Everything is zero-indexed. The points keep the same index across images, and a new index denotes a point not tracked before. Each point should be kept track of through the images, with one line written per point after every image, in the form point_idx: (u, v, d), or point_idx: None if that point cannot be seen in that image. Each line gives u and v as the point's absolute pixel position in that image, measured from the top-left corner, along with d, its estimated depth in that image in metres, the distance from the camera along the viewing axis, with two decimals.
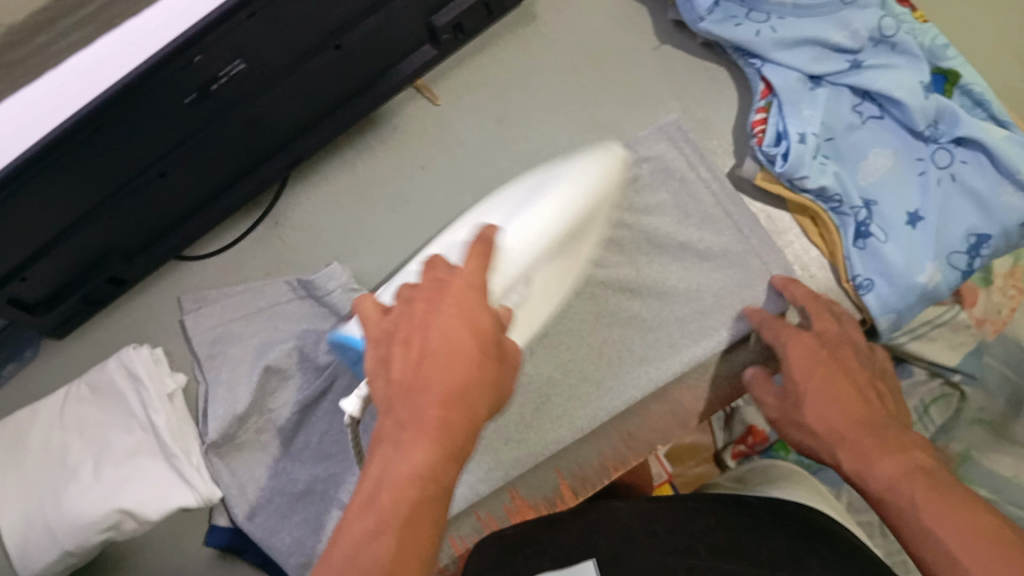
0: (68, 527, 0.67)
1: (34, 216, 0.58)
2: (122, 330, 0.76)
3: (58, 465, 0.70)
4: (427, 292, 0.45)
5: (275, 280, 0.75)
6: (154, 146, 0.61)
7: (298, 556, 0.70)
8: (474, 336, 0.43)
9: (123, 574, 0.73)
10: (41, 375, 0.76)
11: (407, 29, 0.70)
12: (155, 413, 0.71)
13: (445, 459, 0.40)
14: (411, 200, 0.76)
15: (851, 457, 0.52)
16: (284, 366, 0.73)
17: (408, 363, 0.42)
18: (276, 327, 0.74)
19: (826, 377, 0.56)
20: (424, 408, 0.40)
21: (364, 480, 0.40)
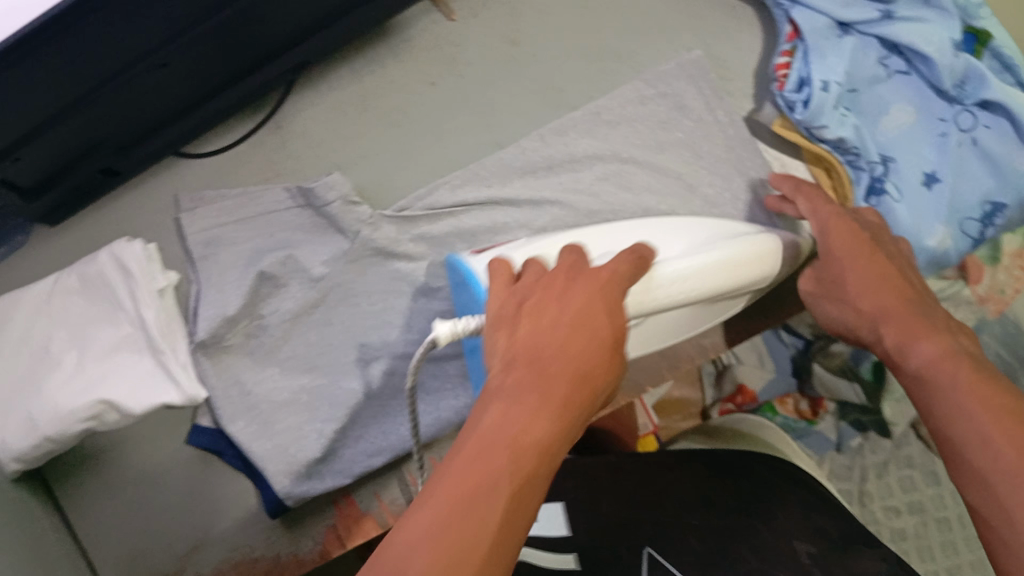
0: (49, 415, 0.66)
1: (28, 91, 0.57)
2: (114, 222, 0.75)
3: (41, 352, 0.69)
4: (569, 270, 0.47)
5: (273, 186, 0.74)
6: (156, 29, 0.59)
7: (278, 463, 0.69)
8: (606, 320, 0.45)
9: (105, 464, 0.74)
10: (29, 261, 0.74)
11: None
12: (145, 309, 0.70)
13: (567, 424, 0.40)
14: (419, 117, 0.75)
15: (893, 332, 0.51)
16: (277, 274, 0.72)
17: (538, 328, 0.43)
18: (272, 233, 0.73)
19: (876, 257, 0.55)
20: (550, 379, 0.40)
21: (472, 430, 0.38)
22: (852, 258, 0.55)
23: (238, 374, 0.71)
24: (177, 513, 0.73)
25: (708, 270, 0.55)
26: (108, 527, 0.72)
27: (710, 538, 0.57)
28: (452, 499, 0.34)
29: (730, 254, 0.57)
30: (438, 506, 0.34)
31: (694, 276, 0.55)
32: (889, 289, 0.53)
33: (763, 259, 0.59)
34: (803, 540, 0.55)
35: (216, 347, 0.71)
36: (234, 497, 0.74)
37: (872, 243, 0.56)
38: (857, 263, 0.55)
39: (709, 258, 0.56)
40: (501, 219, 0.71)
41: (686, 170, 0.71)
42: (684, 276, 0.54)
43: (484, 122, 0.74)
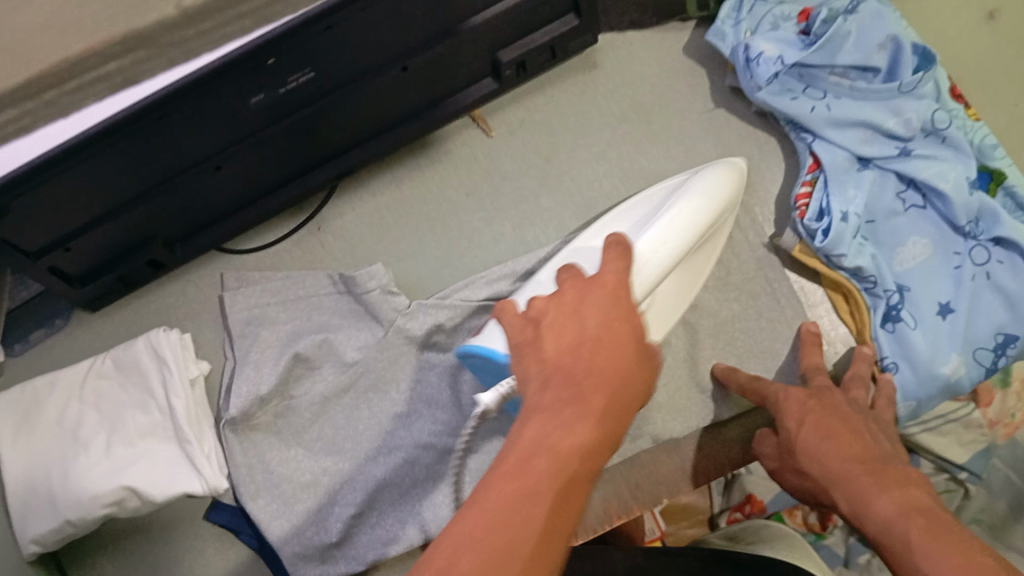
0: (72, 500, 0.69)
1: (87, 189, 0.60)
2: (152, 310, 0.77)
3: (72, 436, 0.72)
4: (576, 284, 0.44)
5: (317, 271, 0.77)
6: (214, 139, 0.63)
7: (293, 546, 0.71)
8: (629, 325, 0.42)
9: (117, 553, 0.74)
10: (67, 344, 0.77)
11: (472, 60, 0.72)
12: (175, 399, 0.72)
13: (608, 433, 0.38)
14: (453, 224, 0.78)
15: (847, 495, 0.52)
16: (311, 356, 0.75)
17: (561, 343, 0.40)
18: (310, 317, 0.76)
19: (819, 425, 0.59)
20: (589, 387, 0.38)
21: (514, 447, 0.37)
22: (804, 432, 0.59)
23: (262, 462, 0.73)
24: None
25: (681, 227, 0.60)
26: None
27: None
28: (509, 524, 0.34)
29: (707, 189, 0.63)
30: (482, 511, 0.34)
31: (676, 241, 0.59)
32: (836, 453, 0.55)
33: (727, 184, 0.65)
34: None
35: (244, 430, 0.73)
36: None
37: (815, 413, 0.60)
38: (806, 434, 0.59)
39: (682, 215, 0.60)
40: None
41: (711, 287, 0.74)
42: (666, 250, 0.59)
43: (514, 232, 0.78)
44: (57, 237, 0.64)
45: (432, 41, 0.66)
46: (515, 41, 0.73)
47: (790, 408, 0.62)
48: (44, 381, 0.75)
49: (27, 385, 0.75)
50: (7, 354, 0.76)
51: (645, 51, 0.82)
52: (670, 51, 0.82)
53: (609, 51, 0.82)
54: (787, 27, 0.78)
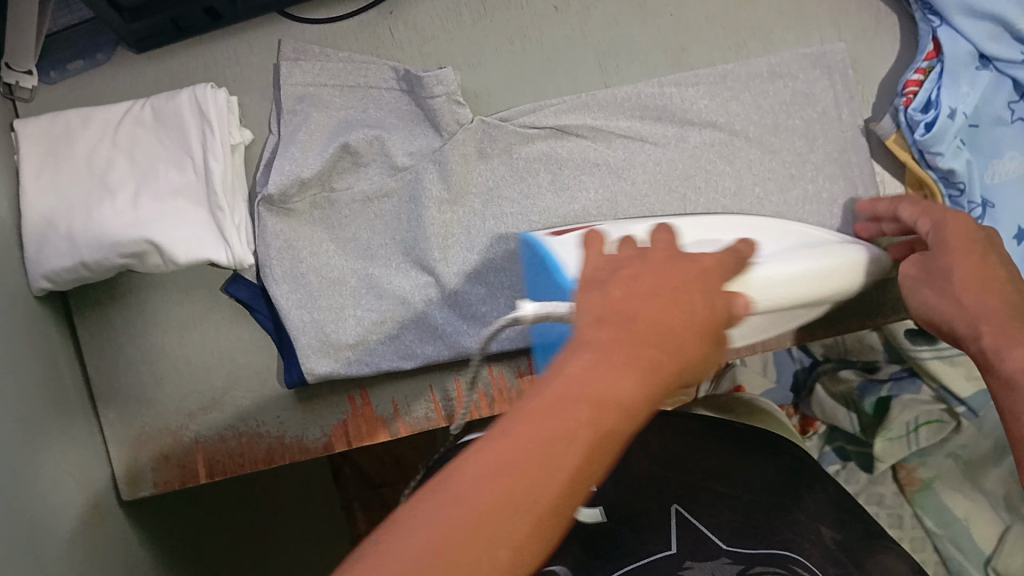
0: (91, 243, 0.67)
1: None
2: (199, 64, 0.72)
3: (99, 178, 0.69)
4: (655, 250, 0.41)
5: (382, 62, 0.71)
6: None
7: (310, 337, 0.69)
8: (702, 297, 0.38)
9: (131, 305, 0.73)
10: (106, 81, 0.72)
11: None
12: (212, 161, 0.68)
13: (651, 397, 0.35)
14: (532, 38, 0.72)
15: (991, 334, 0.54)
16: (360, 152, 0.70)
17: (628, 287, 0.38)
18: (366, 110, 0.71)
19: (979, 263, 0.56)
20: (646, 339, 0.35)
21: (551, 393, 0.33)
22: (960, 269, 0.56)
23: (295, 248, 0.70)
24: (195, 367, 0.73)
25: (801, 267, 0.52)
26: (121, 367, 0.73)
27: (745, 512, 0.53)
28: (543, 456, 0.31)
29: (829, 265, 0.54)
30: (532, 453, 0.31)
31: (794, 281, 0.52)
32: (995, 309, 0.55)
33: (863, 272, 0.56)
34: (829, 526, 0.53)
35: (280, 207, 0.70)
36: (255, 369, 0.73)
37: (974, 242, 0.57)
38: (958, 268, 0.56)
39: (808, 270, 0.52)
40: (594, 155, 0.70)
41: (792, 161, 0.69)
42: (783, 278, 0.50)
43: (594, 62, 0.72)
44: None
45: None
46: None
47: (951, 232, 0.58)
48: (79, 114, 0.71)
49: (60, 114, 0.71)
50: (41, 81, 0.72)
51: None
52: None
53: None
54: None
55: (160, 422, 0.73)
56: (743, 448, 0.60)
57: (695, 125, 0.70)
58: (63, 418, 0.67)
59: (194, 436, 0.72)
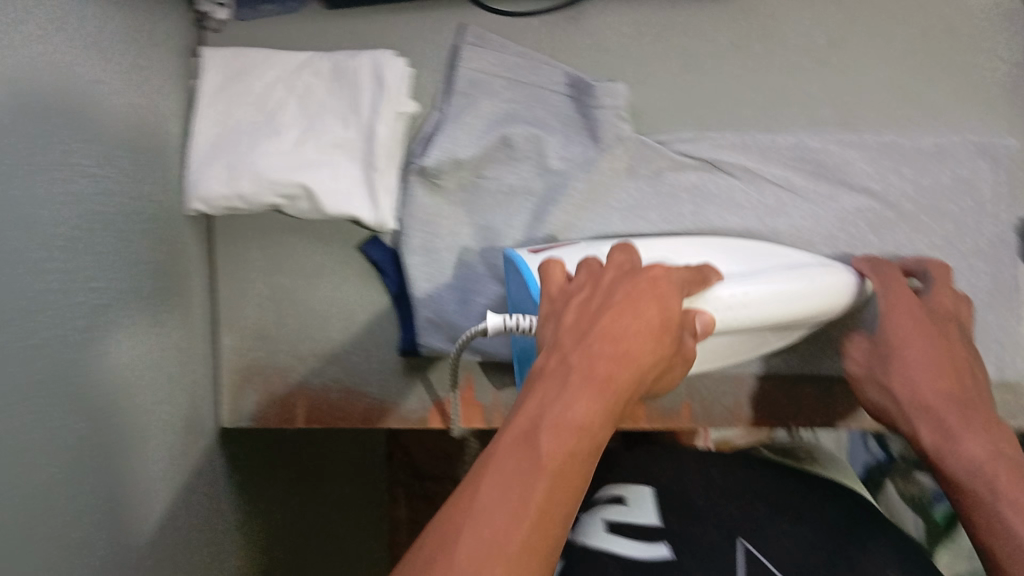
0: (252, 178, 0.70)
1: None
2: (383, 31, 0.75)
3: (269, 117, 0.72)
4: (617, 276, 0.51)
5: (557, 65, 0.73)
6: None
7: (430, 312, 0.73)
8: (661, 320, 0.48)
9: (270, 242, 0.76)
10: (293, 28, 0.76)
11: None
12: (379, 123, 0.71)
13: (606, 418, 0.42)
14: (707, 70, 0.72)
15: (931, 427, 0.59)
16: (517, 146, 0.71)
17: (582, 312, 0.48)
18: (532, 105, 0.72)
19: (936, 354, 0.62)
20: (601, 356, 0.44)
21: (523, 415, 0.41)
22: (914, 356, 0.62)
23: (436, 224, 0.73)
24: (314, 314, 0.76)
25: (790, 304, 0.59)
26: (248, 298, 0.76)
27: (811, 548, 0.56)
28: (543, 457, 0.39)
29: (810, 286, 0.61)
30: (518, 480, 0.38)
31: (761, 300, 0.58)
32: (927, 381, 0.61)
33: (844, 291, 0.63)
34: (895, 563, 0.55)
35: (430, 181, 0.72)
36: (369, 329, 0.76)
37: (920, 319, 0.63)
38: (910, 357, 0.62)
39: (772, 289, 0.59)
40: (742, 196, 0.70)
41: (937, 246, 0.69)
42: (759, 299, 0.58)
43: (763, 106, 0.72)
44: None
45: None
46: None
47: (899, 312, 0.63)
48: (262, 54, 0.74)
49: (245, 50, 0.74)
50: (233, 16, 0.75)
51: None
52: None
53: None
54: None
55: (271, 359, 0.76)
56: (810, 498, 0.63)
57: (849, 187, 0.70)
58: (183, 336, 0.70)
59: (301, 379, 0.76)
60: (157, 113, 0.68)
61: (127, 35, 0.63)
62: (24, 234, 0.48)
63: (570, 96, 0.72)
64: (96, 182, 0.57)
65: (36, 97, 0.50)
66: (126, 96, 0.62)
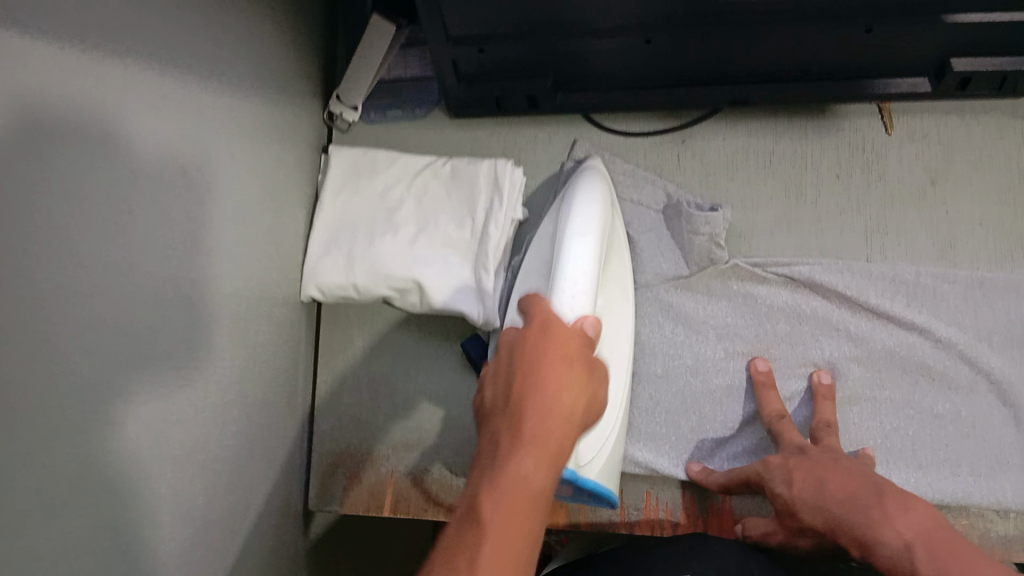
0: (368, 269, 0.73)
1: (522, 3, 0.62)
2: (499, 140, 0.80)
3: (388, 214, 0.76)
4: (514, 332, 0.49)
5: (657, 183, 0.76)
6: (655, 13, 0.63)
7: None
8: (576, 355, 0.48)
9: (375, 331, 0.80)
10: (418, 133, 0.81)
11: (914, 57, 0.68)
12: (490, 227, 0.74)
13: (553, 470, 0.43)
14: (807, 196, 0.76)
15: (851, 541, 0.55)
16: None
17: (498, 389, 0.47)
18: (632, 224, 0.76)
19: (810, 464, 0.62)
20: (533, 420, 0.44)
21: (458, 516, 0.42)
22: (792, 476, 0.62)
23: None
24: (411, 405, 0.77)
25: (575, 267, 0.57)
26: (343, 385, 0.78)
27: None
28: (484, 533, 0.40)
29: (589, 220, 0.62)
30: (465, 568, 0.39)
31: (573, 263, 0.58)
32: (832, 496, 0.58)
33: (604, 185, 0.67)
34: None
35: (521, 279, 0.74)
36: (450, 424, 0.76)
37: (794, 443, 0.65)
38: (793, 481, 0.61)
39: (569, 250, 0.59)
40: (836, 319, 0.72)
41: None
42: (589, 279, 0.57)
43: (861, 233, 0.74)
44: (480, 33, 0.67)
45: (914, 17, 0.61)
46: (974, 54, 0.67)
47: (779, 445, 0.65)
48: (386, 155, 0.79)
49: (372, 150, 0.80)
50: (361, 119, 0.81)
51: None
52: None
53: None
54: None
55: (363, 447, 0.76)
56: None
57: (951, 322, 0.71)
58: (283, 413, 0.72)
59: (390, 469, 0.76)
60: (286, 197, 0.73)
61: (263, 126, 0.69)
62: (150, 295, 0.52)
63: (665, 215, 0.75)
64: (221, 257, 0.62)
65: (179, 177, 0.55)
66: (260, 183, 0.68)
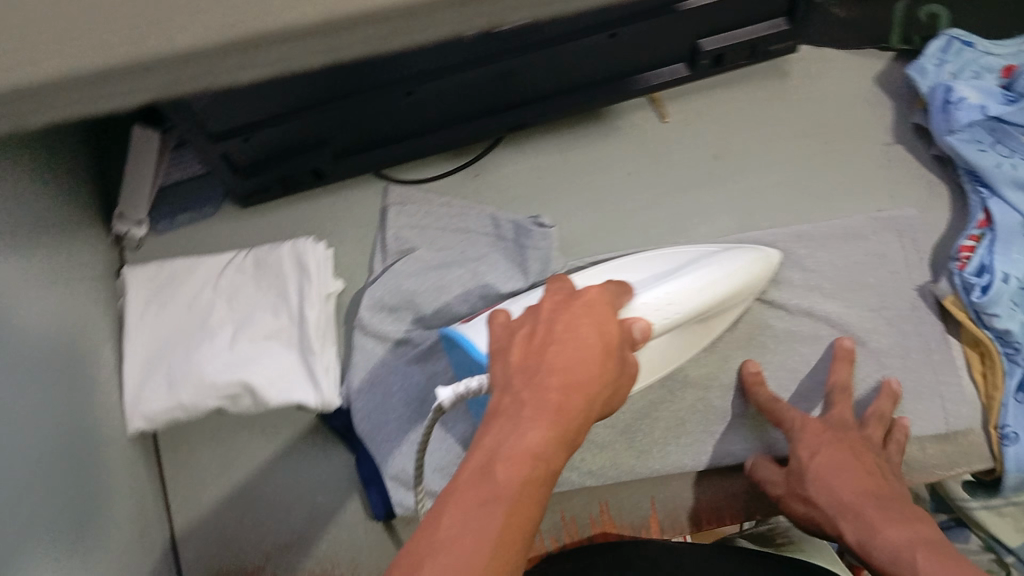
0: (192, 384, 0.70)
1: (270, 93, 0.60)
2: (296, 219, 0.79)
3: (201, 322, 0.73)
4: (555, 299, 0.50)
5: (480, 209, 0.78)
6: (404, 69, 0.61)
7: (390, 468, 0.72)
8: (598, 338, 0.47)
9: (219, 443, 0.76)
10: (214, 232, 0.79)
11: (669, 46, 0.69)
12: (307, 307, 0.73)
13: (559, 439, 0.41)
14: (607, 199, 0.78)
15: (856, 527, 0.57)
16: (452, 286, 0.75)
17: (527, 351, 0.47)
18: (465, 250, 0.77)
19: (836, 452, 0.63)
20: (549, 390, 0.42)
21: (475, 451, 0.41)
22: (824, 460, 0.63)
23: (409, 373, 0.75)
24: (277, 506, 0.74)
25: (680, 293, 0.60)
26: (200, 509, 0.74)
27: None
28: (498, 496, 0.38)
29: (711, 278, 0.62)
30: (453, 512, 0.37)
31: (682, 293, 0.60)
32: (848, 488, 0.60)
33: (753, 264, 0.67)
34: None
35: (373, 333, 0.75)
36: (324, 512, 0.74)
37: (839, 429, 0.66)
38: (819, 463, 0.63)
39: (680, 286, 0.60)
40: None
41: (841, 319, 0.73)
42: (680, 297, 0.59)
43: (666, 220, 0.77)
44: (239, 123, 0.64)
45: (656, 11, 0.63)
46: (722, 32, 0.69)
47: (811, 427, 0.66)
48: (182, 263, 0.76)
49: (165, 262, 0.76)
50: (149, 232, 0.77)
51: (830, 77, 0.81)
52: (866, 75, 0.81)
53: (799, 67, 0.82)
54: (989, 78, 0.76)
55: (238, 566, 0.72)
56: None
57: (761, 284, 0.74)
58: (153, 558, 0.67)
59: None
60: (91, 336, 0.67)
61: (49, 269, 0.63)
62: None
63: (497, 237, 0.77)
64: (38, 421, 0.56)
65: None
66: (68, 326, 0.62)
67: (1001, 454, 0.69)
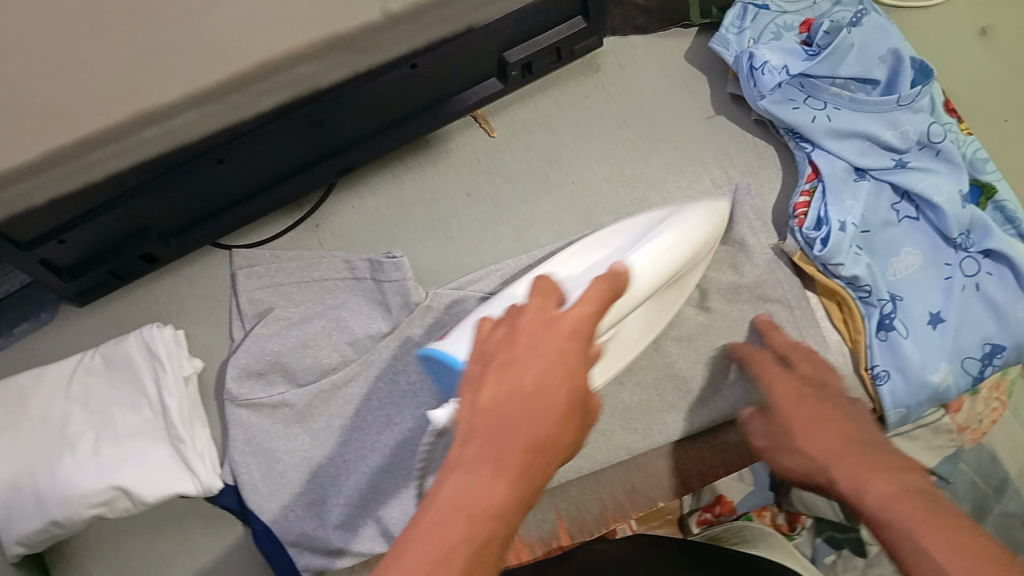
0: (59, 499, 0.67)
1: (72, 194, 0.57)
2: (144, 306, 0.77)
3: (56, 431, 0.70)
4: (533, 318, 0.44)
5: (332, 256, 0.76)
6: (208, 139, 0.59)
7: (288, 533, 0.70)
8: (569, 379, 0.41)
9: (108, 551, 0.73)
10: (59, 337, 0.76)
11: (472, 66, 0.69)
12: (167, 396, 0.71)
13: (523, 495, 0.38)
14: (454, 223, 0.78)
15: (842, 477, 0.51)
16: (318, 341, 0.74)
17: (499, 387, 0.40)
18: (323, 300, 0.75)
19: (814, 408, 0.59)
20: (510, 444, 0.38)
21: (429, 502, 0.37)
22: (799, 412, 0.60)
23: (293, 435, 0.72)
24: None
25: (678, 237, 0.57)
26: None
27: None
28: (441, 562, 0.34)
29: (693, 232, 0.58)
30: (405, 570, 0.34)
31: (666, 257, 0.56)
32: (828, 439, 0.55)
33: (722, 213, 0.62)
34: None
35: (247, 402, 0.72)
36: None
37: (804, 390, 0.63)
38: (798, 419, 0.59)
39: (671, 240, 0.57)
40: None
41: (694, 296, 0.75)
42: (661, 260, 0.56)
43: (513, 233, 0.77)
44: (53, 225, 0.61)
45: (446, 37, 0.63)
46: (521, 42, 0.70)
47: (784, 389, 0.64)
48: (26, 376, 0.72)
49: (9, 380, 0.72)
50: None
51: (643, 62, 0.83)
52: (676, 55, 0.83)
53: (612, 58, 0.83)
54: (789, 36, 0.79)
55: None
56: None
57: None
58: None
59: None
60: None
61: None
62: None
63: (354, 280, 0.76)
64: None
65: None
66: None
67: (877, 394, 0.70)
